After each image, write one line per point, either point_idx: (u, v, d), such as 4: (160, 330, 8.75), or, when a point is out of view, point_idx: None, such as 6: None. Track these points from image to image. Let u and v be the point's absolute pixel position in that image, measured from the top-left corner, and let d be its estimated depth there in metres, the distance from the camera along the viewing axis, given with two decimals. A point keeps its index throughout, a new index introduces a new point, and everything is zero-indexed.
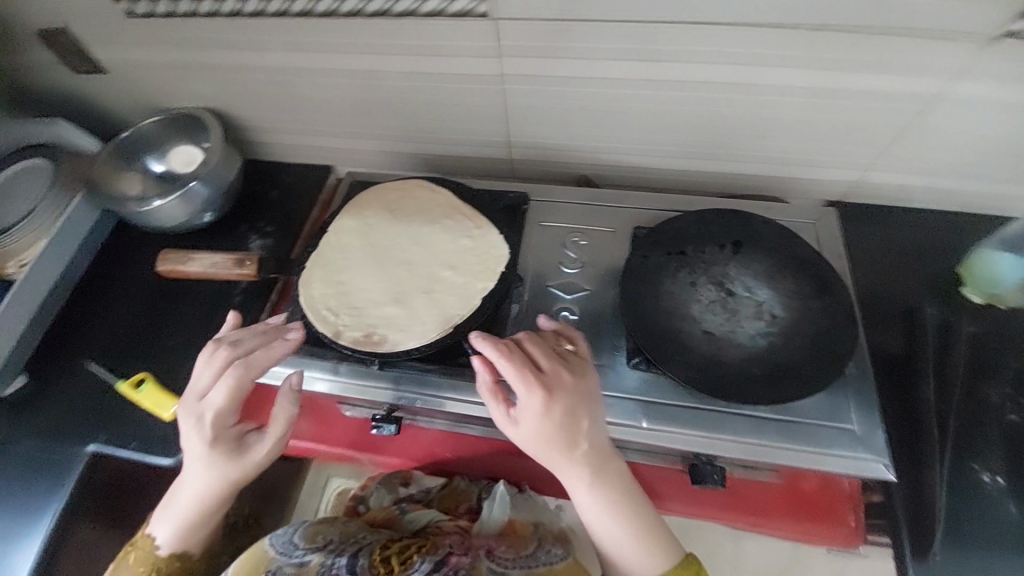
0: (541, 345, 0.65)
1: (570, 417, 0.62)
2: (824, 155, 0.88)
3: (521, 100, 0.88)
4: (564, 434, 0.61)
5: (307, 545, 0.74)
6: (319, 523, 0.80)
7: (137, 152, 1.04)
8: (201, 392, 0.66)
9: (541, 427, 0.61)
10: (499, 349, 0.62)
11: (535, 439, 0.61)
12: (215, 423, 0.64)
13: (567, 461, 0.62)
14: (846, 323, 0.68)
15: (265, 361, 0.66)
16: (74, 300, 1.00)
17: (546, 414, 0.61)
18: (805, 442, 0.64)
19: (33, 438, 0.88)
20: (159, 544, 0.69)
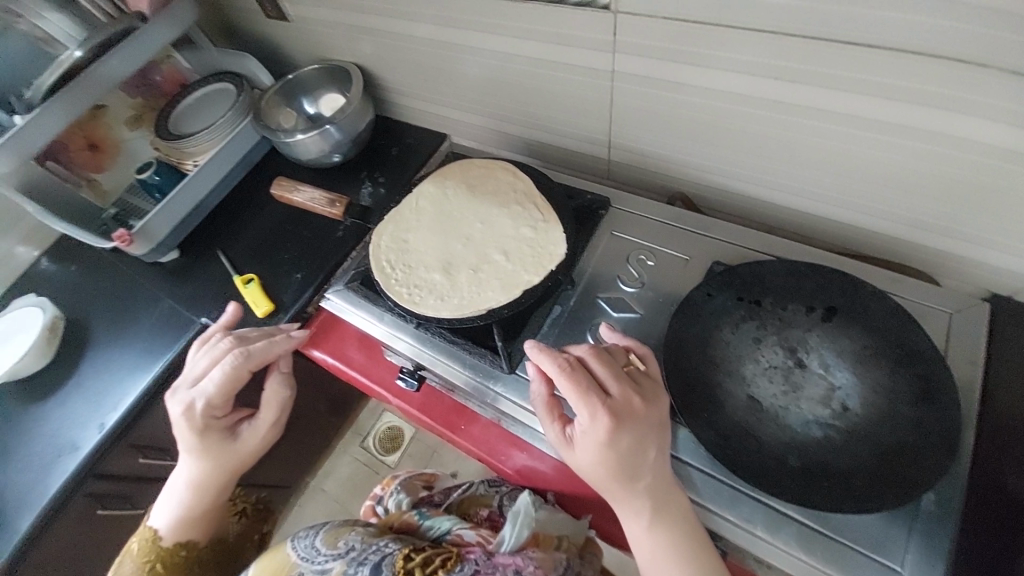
0: (608, 364, 0.60)
1: (635, 450, 0.55)
2: (995, 234, 0.69)
3: (629, 101, 0.84)
4: (626, 468, 0.55)
5: (330, 548, 0.68)
6: (344, 524, 0.73)
7: (297, 92, 1.21)
8: (196, 381, 0.76)
9: (600, 455, 0.56)
10: (558, 365, 0.59)
11: (592, 467, 0.56)
12: (204, 415, 0.75)
13: (626, 493, 0.56)
14: (941, 448, 0.53)
15: (262, 354, 0.76)
16: (226, 202, 1.21)
17: (609, 442, 0.55)
18: (827, 563, 0.53)
19: (171, 300, 1.10)
20: (162, 533, 0.80)
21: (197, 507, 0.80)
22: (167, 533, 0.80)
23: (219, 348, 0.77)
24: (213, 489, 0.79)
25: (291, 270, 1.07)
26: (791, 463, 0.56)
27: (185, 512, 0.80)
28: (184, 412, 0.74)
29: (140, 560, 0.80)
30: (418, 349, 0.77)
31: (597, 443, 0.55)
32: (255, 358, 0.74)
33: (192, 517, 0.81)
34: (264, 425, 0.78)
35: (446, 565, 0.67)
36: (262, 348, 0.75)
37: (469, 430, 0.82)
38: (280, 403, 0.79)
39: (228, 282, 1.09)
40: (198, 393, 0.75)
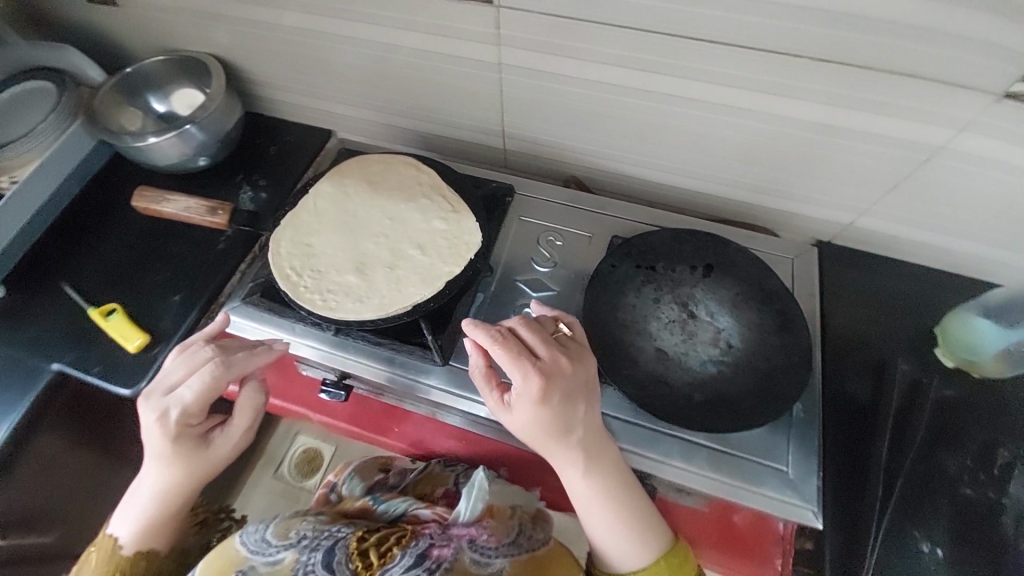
0: (536, 331, 0.64)
1: (567, 405, 0.60)
2: (817, 193, 0.87)
3: (518, 92, 0.88)
4: (560, 421, 0.60)
5: (282, 539, 0.70)
6: (294, 514, 0.75)
7: (140, 88, 1.04)
8: (171, 387, 0.67)
9: (536, 413, 0.60)
10: (491, 336, 0.62)
11: (531, 426, 0.60)
12: (180, 421, 0.66)
13: (561, 446, 0.61)
14: (800, 363, 0.67)
15: (247, 363, 0.68)
16: (59, 225, 1.01)
17: (541, 399, 0.59)
18: (732, 475, 0.64)
19: (5, 348, 0.91)
20: (122, 544, 0.71)
21: (165, 517, 0.72)
22: (128, 543, 0.72)
23: (200, 353, 0.69)
24: (186, 498, 0.72)
25: (166, 295, 0.94)
26: (696, 398, 0.66)
27: (149, 522, 0.71)
28: (157, 419, 0.66)
29: (98, 572, 0.71)
30: (341, 356, 0.73)
31: (530, 401, 0.59)
32: (240, 363, 0.68)
33: (161, 526, 0.72)
34: (242, 432, 0.71)
35: (401, 541, 0.71)
36: (247, 355, 0.69)
37: (401, 428, 0.82)
38: (256, 409, 0.73)
39: (84, 317, 0.93)
40: (173, 400, 0.67)
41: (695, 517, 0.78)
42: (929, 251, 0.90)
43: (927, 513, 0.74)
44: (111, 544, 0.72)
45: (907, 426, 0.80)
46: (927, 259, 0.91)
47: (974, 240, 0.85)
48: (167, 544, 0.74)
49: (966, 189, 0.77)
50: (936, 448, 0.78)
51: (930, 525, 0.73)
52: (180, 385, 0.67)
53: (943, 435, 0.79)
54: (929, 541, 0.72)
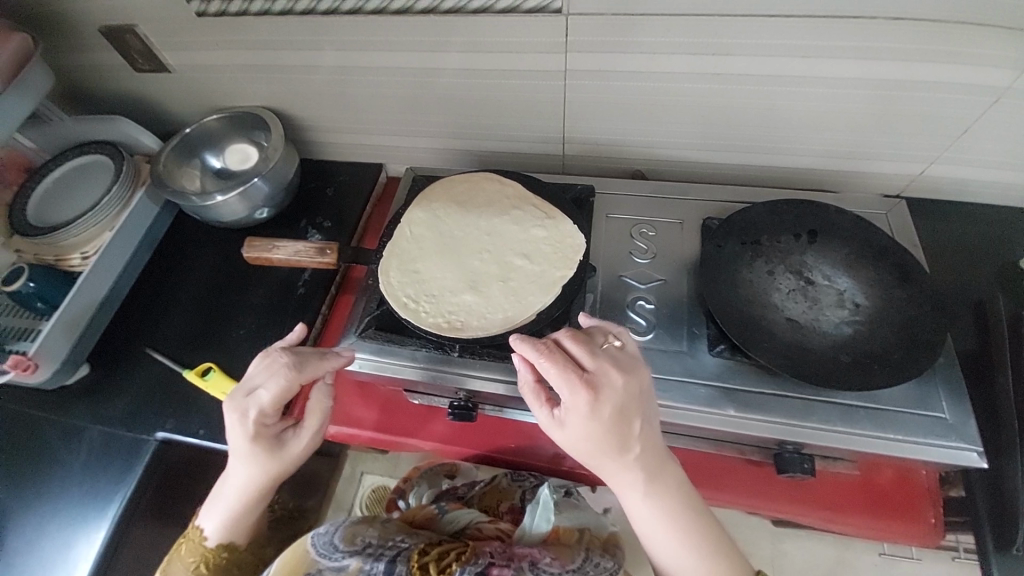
0: (584, 342, 0.61)
1: (619, 419, 0.57)
2: (887, 149, 0.88)
3: (583, 95, 0.90)
4: (612, 436, 0.57)
5: (348, 545, 0.73)
6: (360, 521, 0.78)
7: (197, 148, 1.06)
8: (249, 388, 0.69)
9: (586, 428, 0.57)
10: (538, 350, 0.59)
11: (582, 442, 0.58)
12: (258, 421, 0.67)
13: (614, 461, 0.59)
14: (931, 311, 0.67)
15: (317, 368, 0.69)
16: (135, 295, 1.02)
17: (591, 415, 0.57)
18: (891, 431, 0.64)
19: (100, 426, 0.88)
20: (207, 536, 0.73)
21: (246, 514, 0.73)
22: (212, 535, 0.73)
23: (277, 359, 0.69)
24: (264, 495, 0.72)
25: (255, 348, 0.93)
26: (844, 359, 0.65)
27: (231, 519, 0.72)
28: (238, 418, 0.67)
29: (187, 563, 0.73)
30: (468, 376, 0.72)
31: (580, 416, 0.57)
32: (311, 367, 0.69)
33: (243, 521, 0.73)
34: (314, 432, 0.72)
35: (461, 557, 0.71)
36: (318, 358, 0.70)
37: (513, 444, 0.86)
38: (325, 411, 0.73)
39: (176, 381, 0.92)
40: (252, 401, 0.68)
41: (837, 486, 0.77)
42: (1004, 192, 0.90)
43: None
44: (199, 536, 0.74)
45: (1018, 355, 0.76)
46: (1003, 200, 0.91)
47: None
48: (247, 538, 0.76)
49: None
50: None
51: None
52: (258, 386, 0.68)
53: None
54: None
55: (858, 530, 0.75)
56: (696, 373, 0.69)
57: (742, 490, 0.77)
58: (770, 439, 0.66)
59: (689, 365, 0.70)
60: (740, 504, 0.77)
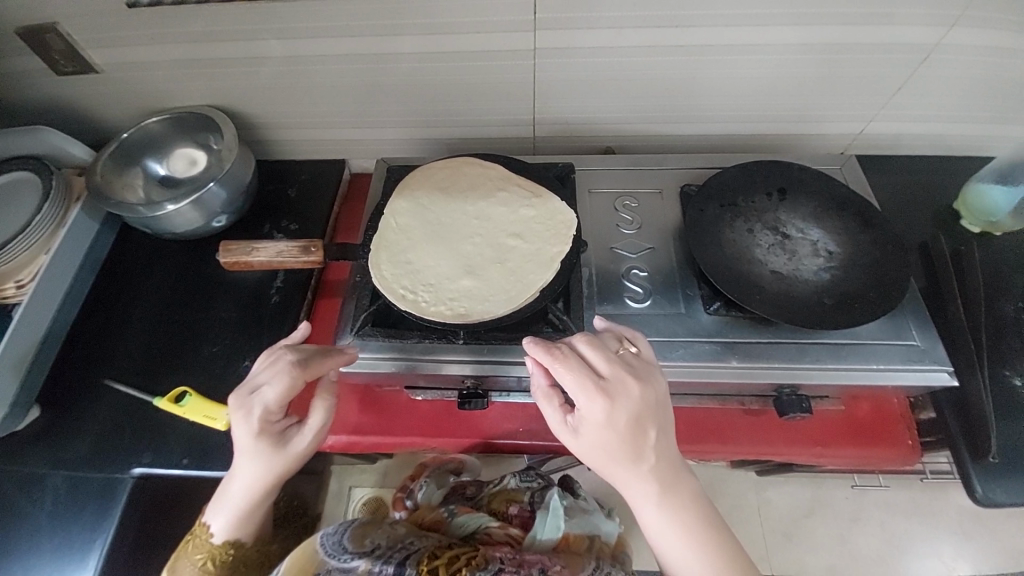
0: (601, 348, 0.60)
1: (634, 428, 0.56)
2: (831, 110, 0.95)
3: (552, 74, 0.90)
4: (627, 444, 0.56)
5: (358, 547, 0.70)
6: (369, 522, 0.76)
7: (138, 155, 0.97)
8: (252, 385, 0.65)
9: (601, 435, 0.56)
10: (553, 358, 0.58)
11: (596, 450, 0.57)
12: (261, 418, 0.63)
13: (630, 470, 0.57)
14: (894, 250, 0.73)
15: (320, 364, 0.66)
16: (85, 322, 0.92)
17: (606, 422, 0.56)
18: (873, 362, 0.69)
19: (64, 470, 0.80)
20: (213, 533, 0.70)
21: (252, 512, 0.69)
22: (218, 533, 0.70)
23: (280, 357, 0.66)
24: (272, 493, 0.68)
25: (234, 363, 0.87)
26: (828, 302, 0.70)
27: (235, 520, 0.68)
28: (240, 415, 0.64)
29: (194, 559, 0.70)
30: (477, 363, 0.71)
31: (595, 423, 0.56)
32: (317, 363, 0.65)
33: (249, 520, 0.70)
34: (320, 430, 0.67)
35: (472, 564, 0.70)
36: (321, 357, 0.67)
37: (521, 427, 0.86)
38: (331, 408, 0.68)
39: (147, 411, 0.84)
40: (254, 398, 0.64)
41: (827, 423, 0.83)
42: (930, 142, 1.00)
43: (1008, 355, 0.80)
44: (205, 535, 0.71)
45: (966, 282, 0.84)
46: (930, 149, 1.01)
47: (968, 123, 0.96)
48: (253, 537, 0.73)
49: (961, 77, 0.87)
50: (992, 298, 0.85)
51: (1013, 363, 0.80)
52: (260, 384, 0.64)
53: (995, 287, 0.86)
54: (1019, 376, 0.79)
55: (849, 460, 0.81)
56: (696, 331, 0.73)
57: (744, 439, 0.81)
58: (772, 384, 0.70)
59: (689, 324, 0.73)
60: (745, 452, 0.81)
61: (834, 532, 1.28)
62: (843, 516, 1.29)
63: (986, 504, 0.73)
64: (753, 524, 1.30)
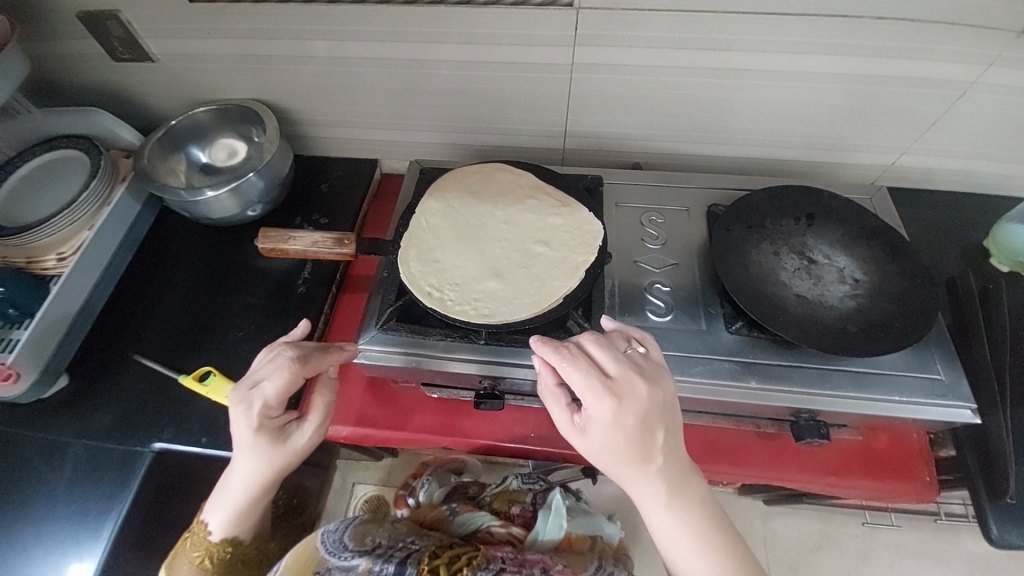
0: (609, 349, 0.60)
1: (642, 428, 0.56)
2: (862, 141, 0.95)
3: (587, 88, 0.92)
4: (635, 444, 0.56)
5: (358, 544, 0.71)
6: (368, 521, 0.76)
7: (183, 142, 1.01)
8: (252, 380, 0.65)
9: (609, 436, 0.56)
10: (561, 356, 0.59)
11: (604, 450, 0.57)
12: (261, 413, 0.64)
13: (638, 471, 0.57)
14: (923, 283, 0.73)
15: (320, 363, 0.67)
16: (118, 298, 0.95)
17: (614, 422, 0.56)
18: (896, 393, 0.69)
19: (86, 439, 0.82)
20: (211, 530, 0.71)
21: (250, 508, 0.70)
22: (217, 528, 0.71)
23: (280, 352, 0.67)
24: (269, 490, 0.69)
25: (257, 348, 0.89)
26: (852, 330, 0.70)
27: (235, 514, 0.70)
28: (240, 410, 0.65)
29: (192, 556, 0.72)
30: (496, 364, 0.72)
31: (602, 424, 0.56)
32: (314, 362, 0.66)
33: (247, 515, 0.71)
34: (319, 427, 0.69)
35: (473, 562, 0.70)
36: (322, 353, 0.67)
37: (533, 432, 0.86)
38: (330, 406, 0.70)
39: (171, 388, 0.86)
40: (254, 392, 0.65)
41: (844, 453, 0.82)
42: (963, 178, 0.99)
43: None
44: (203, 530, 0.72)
45: (992, 320, 0.83)
46: (962, 185, 1.01)
47: (1003, 162, 0.95)
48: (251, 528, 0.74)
49: (999, 115, 0.87)
50: None
51: None
52: (260, 379, 0.65)
53: None
54: None
55: (861, 491, 0.80)
56: (715, 349, 0.73)
57: (758, 462, 0.80)
58: (789, 408, 0.70)
59: (709, 342, 0.73)
60: (758, 475, 0.80)
61: (841, 568, 1.25)
62: (850, 553, 1.26)
63: (1000, 546, 0.72)
64: (757, 553, 1.27)
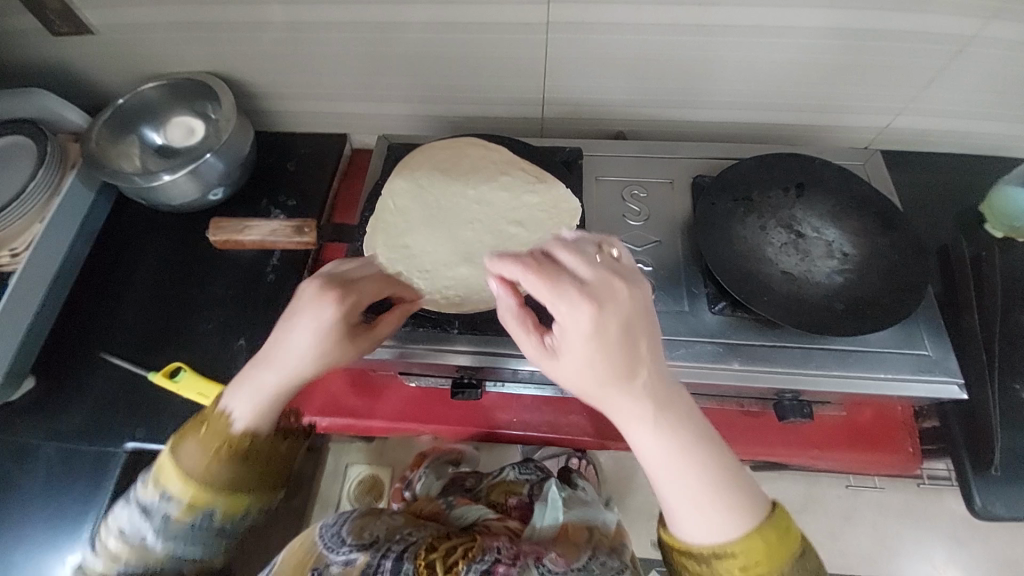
0: (579, 252, 0.49)
1: (625, 338, 0.47)
2: (856, 102, 0.90)
3: (563, 51, 0.86)
4: (619, 357, 0.48)
5: (356, 538, 0.70)
6: (368, 513, 0.75)
7: (133, 122, 0.94)
8: (346, 278, 0.60)
9: (588, 350, 0.47)
10: (521, 264, 0.48)
11: (584, 367, 0.48)
12: (353, 301, 0.57)
13: (619, 390, 0.49)
14: (913, 255, 0.70)
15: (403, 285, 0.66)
16: (80, 293, 0.91)
17: (595, 333, 0.46)
18: (881, 370, 0.67)
19: (58, 439, 0.80)
20: (234, 415, 0.59)
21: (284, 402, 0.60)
22: (237, 417, 0.59)
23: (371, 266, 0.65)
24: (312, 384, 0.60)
25: (229, 341, 0.86)
26: (838, 307, 0.67)
27: (266, 397, 0.59)
28: (316, 294, 0.56)
29: (203, 444, 0.59)
30: (472, 354, 0.70)
31: (581, 334, 0.46)
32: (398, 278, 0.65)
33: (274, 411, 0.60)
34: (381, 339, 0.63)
35: (468, 554, 0.69)
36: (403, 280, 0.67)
37: (516, 417, 0.85)
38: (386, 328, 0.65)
39: (142, 384, 0.84)
40: (355, 285, 0.59)
41: (828, 428, 0.81)
42: (960, 139, 0.94)
43: None
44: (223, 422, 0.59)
45: (983, 290, 0.80)
46: (959, 146, 0.96)
47: (1002, 120, 0.90)
48: (280, 450, 0.63)
49: (1001, 70, 0.82)
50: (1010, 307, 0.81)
51: None
52: (355, 275, 0.60)
53: None
54: None
55: (846, 464, 0.80)
56: (698, 331, 0.70)
57: (742, 441, 0.80)
58: (772, 388, 0.68)
59: (692, 324, 0.71)
60: (743, 454, 0.79)
61: (826, 529, 1.28)
62: (835, 515, 1.29)
63: (983, 517, 0.72)
64: None
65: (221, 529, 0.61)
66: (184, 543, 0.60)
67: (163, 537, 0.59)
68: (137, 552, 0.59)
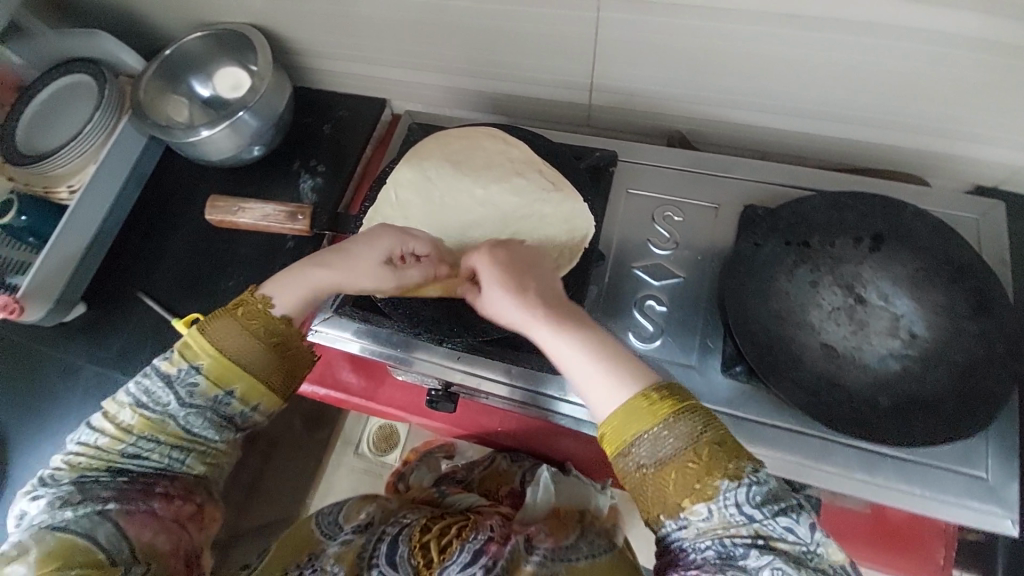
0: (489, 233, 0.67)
1: (515, 262, 0.60)
2: (993, 131, 0.69)
3: (616, 33, 0.72)
4: (515, 276, 0.59)
5: (351, 523, 0.69)
6: (362, 499, 0.75)
7: (182, 71, 0.95)
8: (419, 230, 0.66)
9: (490, 274, 0.59)
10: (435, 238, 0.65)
11: (490, 291, 0.59)
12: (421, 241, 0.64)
13: (520, 303, 0.57)
14: (1006, 355, 0.55)
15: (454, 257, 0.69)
16: (127, 232, 0.98)
17: (490, 256, 0.60)
18: (914, 486, 0.56)
19: (98, 364, 0.90)
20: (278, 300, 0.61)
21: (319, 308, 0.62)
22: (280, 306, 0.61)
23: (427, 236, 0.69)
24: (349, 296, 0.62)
25: None
26: (882, 404, 0.55)
27: (311, 292, 0.62)
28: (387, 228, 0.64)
29: (239, 322, 0.58)
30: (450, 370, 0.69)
31: (481, 261, 0.60)
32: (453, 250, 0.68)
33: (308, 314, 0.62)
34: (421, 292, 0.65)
35: (461, 533, 0.67)
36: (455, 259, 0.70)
37: (500, 426, 0.83)
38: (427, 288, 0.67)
39: (167, 328, 0.90)
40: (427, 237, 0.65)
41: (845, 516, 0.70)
42: None
43: None
44: (262, 304, 0.60)
45: None
46: None
47: None
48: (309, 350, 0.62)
49: None
50: None
51: None
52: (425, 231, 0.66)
53: None
54: None
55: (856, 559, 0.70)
56: (703, 393, 0.61)
57: None
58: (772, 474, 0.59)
59: (697, 383, 0.62)
60: None
61: None
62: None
63: None
64: None
65: (237, 413, 0.59)
66: (201, 418, 0.57)
67: (181, 407, 0.57)
68: (147, 429, 0.56)
